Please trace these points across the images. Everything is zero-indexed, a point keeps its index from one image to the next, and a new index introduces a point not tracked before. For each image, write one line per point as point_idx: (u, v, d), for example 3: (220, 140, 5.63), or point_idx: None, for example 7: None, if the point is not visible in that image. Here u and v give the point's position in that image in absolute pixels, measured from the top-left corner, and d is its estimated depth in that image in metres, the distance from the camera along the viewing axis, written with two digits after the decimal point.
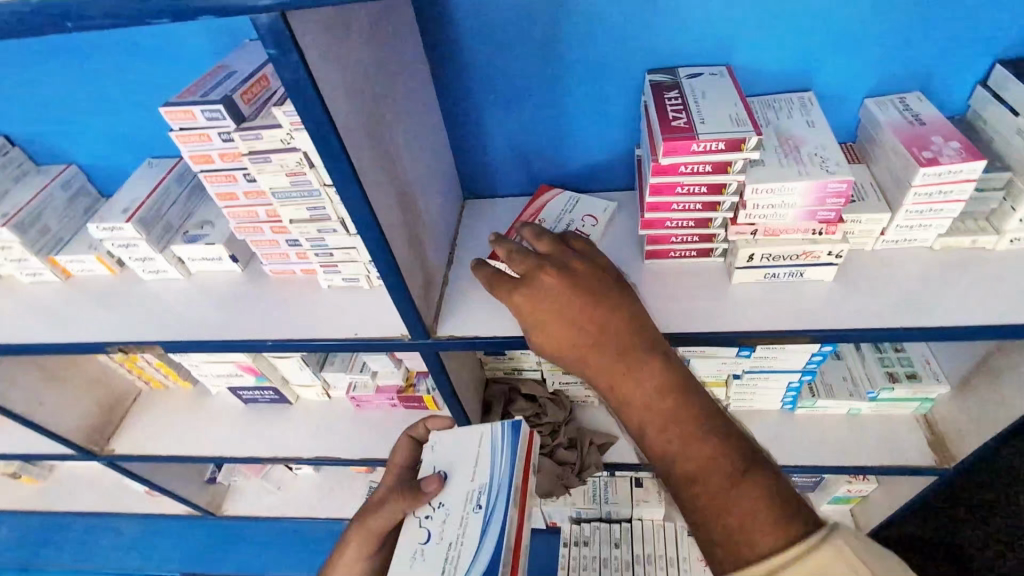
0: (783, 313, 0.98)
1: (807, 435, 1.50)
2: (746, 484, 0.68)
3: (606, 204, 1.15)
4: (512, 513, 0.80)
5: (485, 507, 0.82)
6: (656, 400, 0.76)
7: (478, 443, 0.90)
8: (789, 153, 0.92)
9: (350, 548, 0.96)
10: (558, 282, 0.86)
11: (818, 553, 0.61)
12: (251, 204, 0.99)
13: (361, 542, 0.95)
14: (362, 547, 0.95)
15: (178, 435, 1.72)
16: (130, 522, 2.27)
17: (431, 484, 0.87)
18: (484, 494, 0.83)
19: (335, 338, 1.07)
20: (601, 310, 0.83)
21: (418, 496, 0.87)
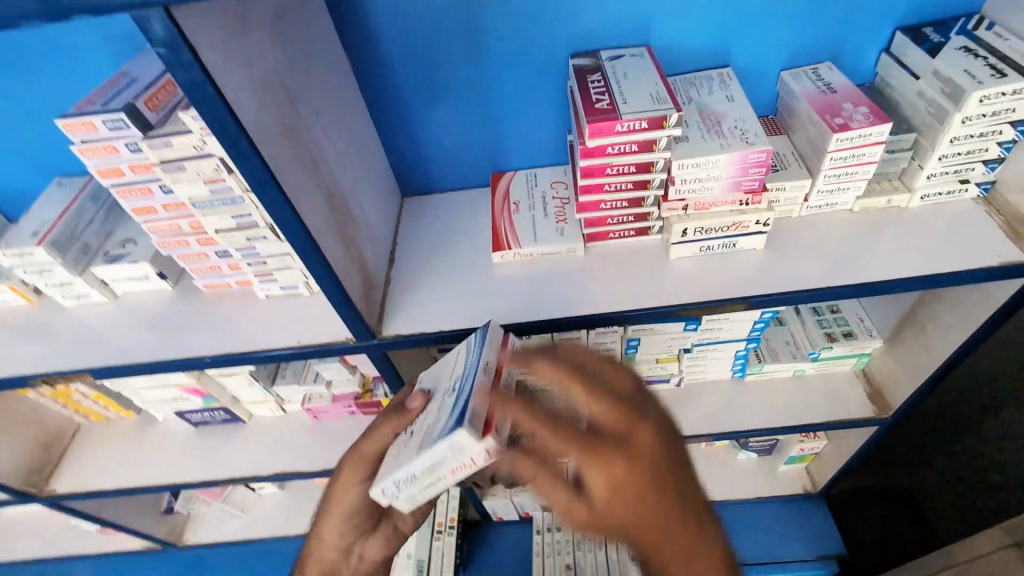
0: (720, 282, 1.01)
1: (758, 401, 1.55)
2: None
3: (562, 169, 1.22)
4: (477, 387, 0.79)
5: (456, 387, 0.83)
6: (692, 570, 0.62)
7: (458, 350, 0.94)
8: (711, 127, 0.94)
9: (349, 471, 1.01)
10: (597, 418, 0.66)
11: None
12: (172, 217, 0.94)
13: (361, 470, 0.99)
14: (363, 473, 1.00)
15: (124, 468, 1.63)
16: (83, 564, 2.14)
17: (416, 399, 0.91)
18: (458, 379, 0.86)
19: (277, 349, 1.03)
20: (660, 469, 0.63)
21: (403, 414, 0.93)
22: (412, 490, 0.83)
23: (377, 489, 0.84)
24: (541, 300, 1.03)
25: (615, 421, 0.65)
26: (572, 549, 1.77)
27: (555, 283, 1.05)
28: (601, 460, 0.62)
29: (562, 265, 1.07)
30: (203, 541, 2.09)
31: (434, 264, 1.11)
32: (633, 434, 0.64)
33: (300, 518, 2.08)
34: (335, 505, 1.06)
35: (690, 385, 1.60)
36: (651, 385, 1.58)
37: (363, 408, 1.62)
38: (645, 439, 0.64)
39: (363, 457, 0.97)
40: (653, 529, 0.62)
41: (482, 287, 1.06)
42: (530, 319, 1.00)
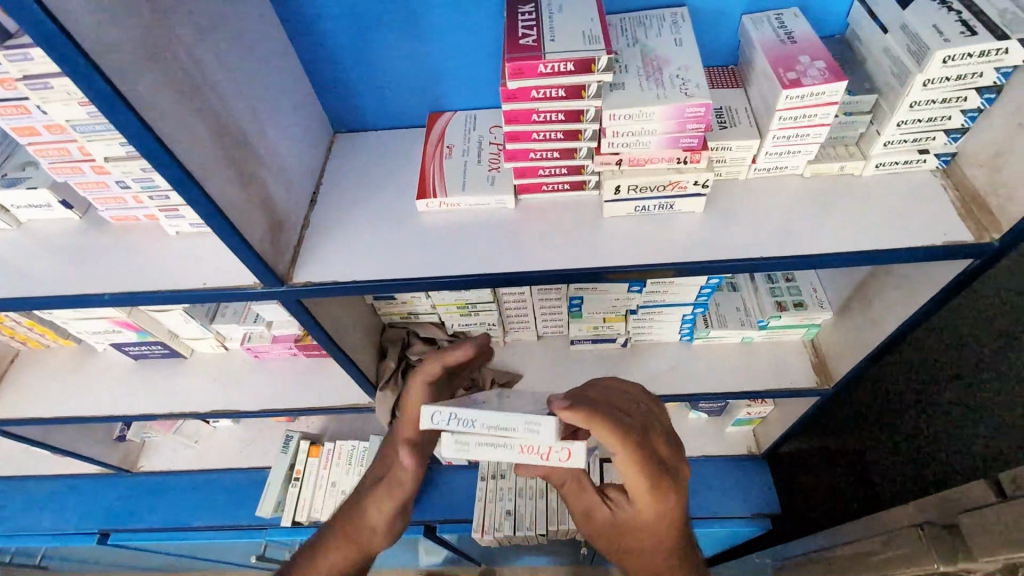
0: (651, 246, 0.95)
1: (703, 365, 1.53)
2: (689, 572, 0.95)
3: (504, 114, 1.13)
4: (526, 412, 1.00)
5: None
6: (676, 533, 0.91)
7: None
8: (651, 74, 0.85)
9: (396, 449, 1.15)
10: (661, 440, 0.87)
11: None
12: (58, 141, 0.86)
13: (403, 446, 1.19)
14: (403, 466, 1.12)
15: (62, 397, 1.61)
16: (37, 485, 2.16)
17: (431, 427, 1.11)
18: None
19: (181, 291, 0.97)
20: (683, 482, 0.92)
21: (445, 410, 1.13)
22: (469, 439, 0.76)
23: (428, 409, 0.76)
24: (463, 253, 0.97)
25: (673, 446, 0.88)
26: (513, 496, 1.81)
27: (480, 236, 0.99)
28: (674, 478, 0.86)
29: (490, 217, 1.01)
30: (157, 469, 2.12)
31: (358, 208, 1.05)
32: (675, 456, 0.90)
33: (253, 452, 2.10)
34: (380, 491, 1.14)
35: (637, 346, 1.57)
36: (597, 344, 1.55)
37: (305, 350, 1.59)
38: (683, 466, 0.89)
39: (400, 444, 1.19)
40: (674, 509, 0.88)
41: (403, 236, 1.00)
42: (449, 273, 0.94)
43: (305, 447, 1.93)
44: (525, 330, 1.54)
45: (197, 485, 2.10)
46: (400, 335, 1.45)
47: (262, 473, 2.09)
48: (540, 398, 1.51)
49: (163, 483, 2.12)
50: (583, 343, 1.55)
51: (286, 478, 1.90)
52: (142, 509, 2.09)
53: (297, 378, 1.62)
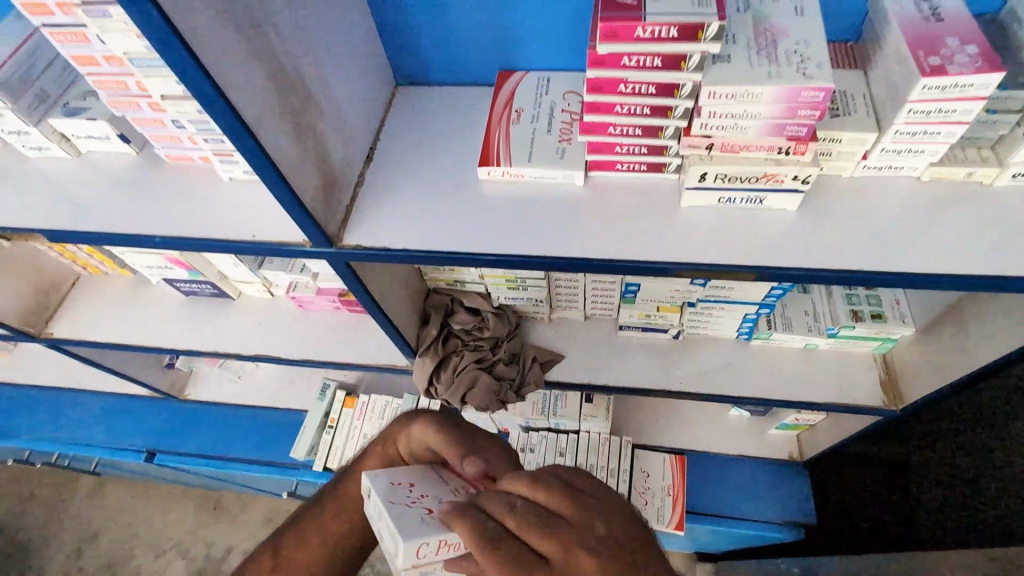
0: (732, 243, 0.85)
1: (759, 367, 1.43)
2: None
3: (582, 78, 1.03)
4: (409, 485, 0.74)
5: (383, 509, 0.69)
6: None
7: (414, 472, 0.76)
8: (764, 47, 0.74)
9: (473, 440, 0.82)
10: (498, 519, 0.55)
11: None
12: (116, 73, 0.83)
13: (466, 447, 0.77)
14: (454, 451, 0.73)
15: (115, 325, 1.67)
16: (95, 398, 2.30)
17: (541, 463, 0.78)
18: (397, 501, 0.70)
19: (231, 240, 0.94)
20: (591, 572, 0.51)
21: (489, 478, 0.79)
22: None
23: None
24: (522, 230, 0.90)
25: (586, 524, 0.54)
26: None
27: (541, 214, 0.91)
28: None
29: (553, 194, 0.93)
30: (202, 398, 2.21)
31: (414, 170, 0.98)
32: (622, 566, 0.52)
33: (291, 394, 2.16)
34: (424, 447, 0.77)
35: (689, 340, 1.48)
36: (646, 333, 1.47)
37: (348, 305, 1.58)
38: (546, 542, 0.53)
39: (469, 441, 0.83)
40: None
41: (458, 206, 0.94)
42: (505, 251, 0.88)
43: (341, 396, 1.97)
44: (573, 310, 1.48)
45: (238, 418, 2.18)
46: (444, 302, 1.41)
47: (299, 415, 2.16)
48: (580, 382, 1.45)
49: (206, 412, 2.21)
50: (632, 331, 1.47)
51: (321, 425, 1.95)
52: (186, 434, 2.19)
53: (339, 330, 1.62)
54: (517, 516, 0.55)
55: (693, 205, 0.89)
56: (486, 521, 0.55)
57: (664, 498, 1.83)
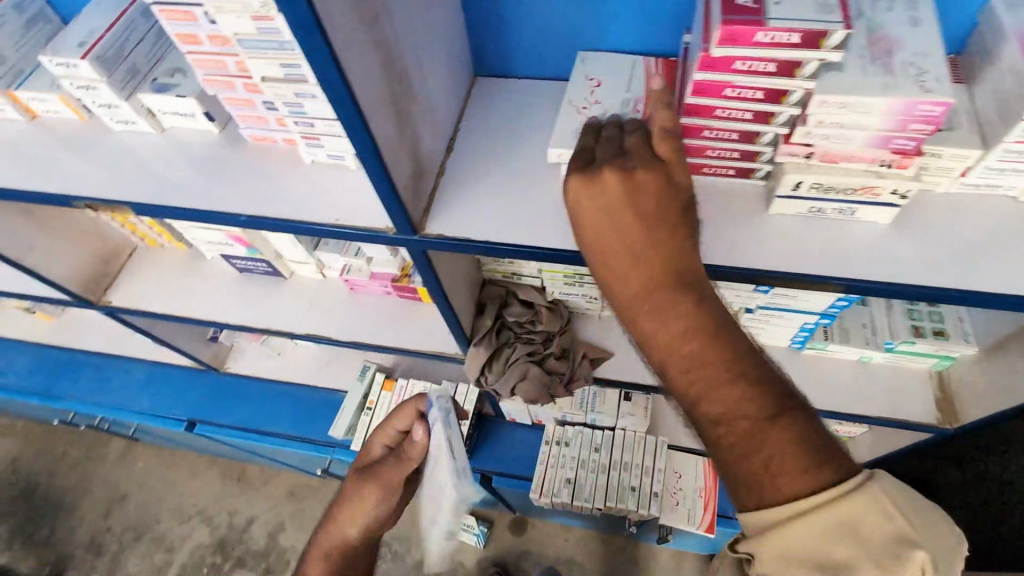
0: (819, 254, 0.85)
1: (810, 376, 1.42)
2: (779, 424, 0.61)
3: None
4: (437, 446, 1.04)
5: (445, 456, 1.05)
6: (678, 340, 0.66)
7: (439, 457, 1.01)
8: (878, 58, 0.72)
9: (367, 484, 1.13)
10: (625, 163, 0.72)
11: (858, 496, 0.58)
12: (217, 53, 0.84)
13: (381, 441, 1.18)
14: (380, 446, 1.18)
15: (169, 296, 1.70)
16: (138, 365, 2.36)
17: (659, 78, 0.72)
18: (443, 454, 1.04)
19: (314, 223, 0.95)
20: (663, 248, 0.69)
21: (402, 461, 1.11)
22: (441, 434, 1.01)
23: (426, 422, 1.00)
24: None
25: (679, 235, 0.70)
26: (575, 466, 1.83)
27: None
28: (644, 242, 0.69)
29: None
30: (241, 372, 2.25)
31: (495, 162, 0.99)
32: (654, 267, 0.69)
33: (329, 373, 2.20)
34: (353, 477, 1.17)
35: None
36: None
37: (399, 291, 1.61)
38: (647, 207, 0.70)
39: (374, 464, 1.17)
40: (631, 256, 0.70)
41: (538, 202, 0.94)
42: None
43: (380, 379, 2.01)
44: None
45: (275, 394, 2.23)
46: (499, 293, 1.41)
47: (336, 394, 2.20)
48: (626, 381, 1.47)
49: (246, 386, 2.26)
50: None
51: (359, 406, 1.99)
52: (225, 406, 2.25)
53: (388, 315, 1.64)
54: (600, 175, 0.71)
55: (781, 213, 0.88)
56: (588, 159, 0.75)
57: (697, 500, 1.83)
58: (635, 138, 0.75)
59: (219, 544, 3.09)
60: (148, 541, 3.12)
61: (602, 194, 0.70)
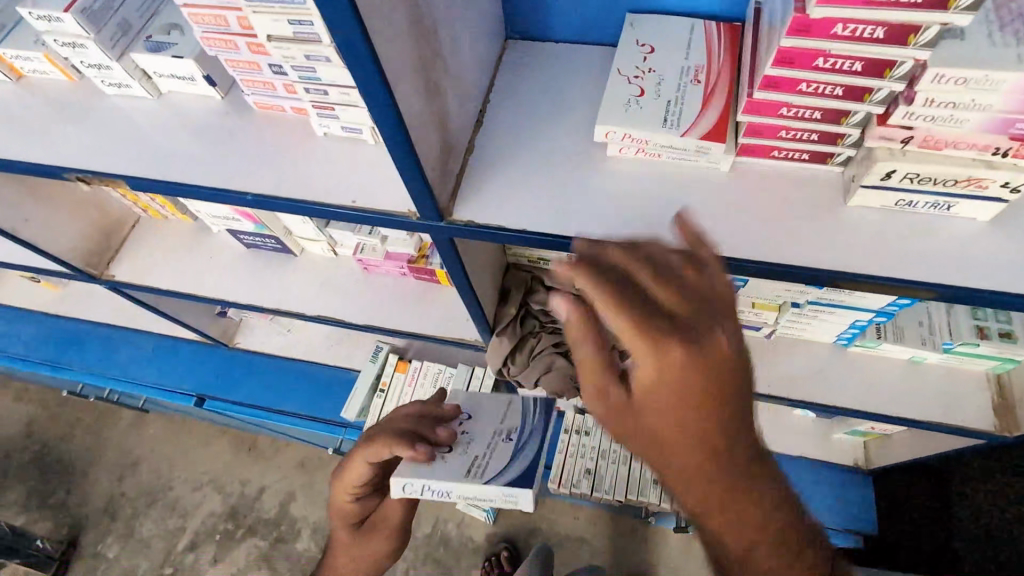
0: (905, 254, 0.74)
1: (856, 376, 1.32)
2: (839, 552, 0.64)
3: None
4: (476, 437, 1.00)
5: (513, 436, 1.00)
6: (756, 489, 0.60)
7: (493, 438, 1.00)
8: (1007, 25, 0.60)
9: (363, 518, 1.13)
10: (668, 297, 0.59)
11: None
12: (216, 7, 0.73)
13: (348, 500, 1.11)
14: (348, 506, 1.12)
15: (173, 272, 1.62)
16: (146, 338, 2.31)
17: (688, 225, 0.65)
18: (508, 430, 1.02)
19: (328, 205, 0.85)
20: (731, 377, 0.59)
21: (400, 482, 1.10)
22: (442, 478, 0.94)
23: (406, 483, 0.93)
24: (656, 219, 0.80)
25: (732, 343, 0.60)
26: (596, 457, 1.77)
27: (679, 203, 0.81)
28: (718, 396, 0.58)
29: (692, 182, 0.82)
30: (251, 348, 2.20)
31: (531, 139, 0.87)
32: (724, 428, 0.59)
33: (340, 351, 2.13)
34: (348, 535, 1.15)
35: (780, 340, 1.37)
36: None
37: (415, 272, 1.51)
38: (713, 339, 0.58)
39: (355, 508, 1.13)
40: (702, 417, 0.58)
41: (581, 186, 0.84)
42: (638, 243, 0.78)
43: (393, 360, 1.94)
44: None
45: (285, 371, 2.17)
46: (524, 279, 1.32)
47: (347, 372, 2.14)
48: None
49: (256, 362, 2.21)
50: None
51: (372, 388, 1.93)
52: (236, 382, 2.20)
53: (404, 298, 1.55)
54: (668, 348, 0.56)
55: (860, 205, 0.77)
56: (639, 315, 0.57)
57: None
58: (665, 265, 0.62)
59: (231, 512, 3.10)
60: (161, 507, 3.14)
61: (669, 360, 0.56)
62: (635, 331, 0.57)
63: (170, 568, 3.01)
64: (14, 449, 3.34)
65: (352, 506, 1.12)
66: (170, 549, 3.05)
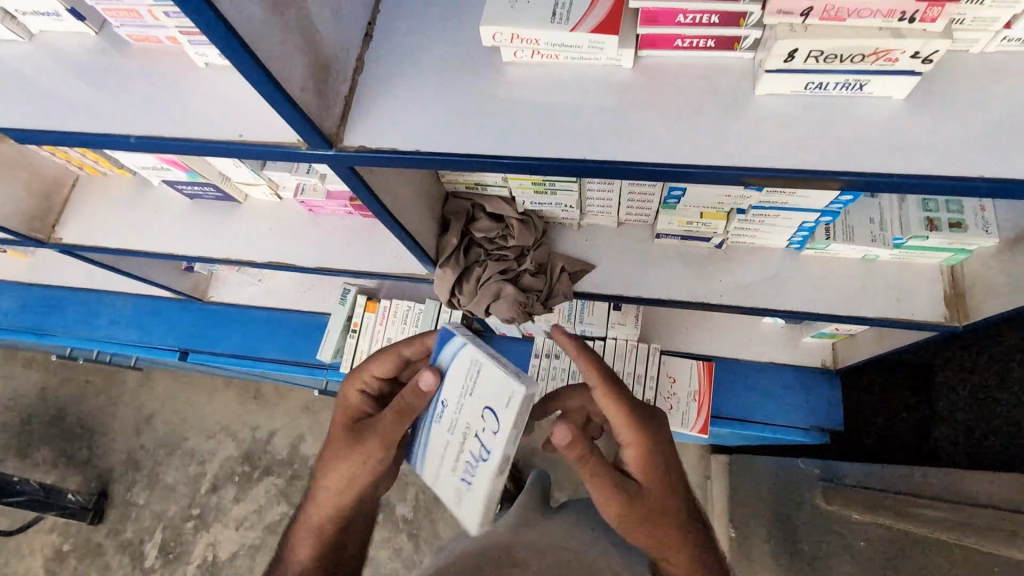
0: (818, 141, 0.69)
1: (809, 279, 1.30)
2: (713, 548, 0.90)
3: None
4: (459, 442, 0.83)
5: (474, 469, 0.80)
6: (669, 494, 0.89)
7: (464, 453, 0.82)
8: None
9: (361, 411, 1.03)
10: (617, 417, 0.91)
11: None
12: None
13: (357, 390, 1.05)
14: (360, 395, 1.04)
15: (120, 230, 1.60)
16: (123, 298, 2.34)
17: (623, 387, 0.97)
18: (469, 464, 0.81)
19: (214, 141, 0.81)
20: (660, 440, 0.91)
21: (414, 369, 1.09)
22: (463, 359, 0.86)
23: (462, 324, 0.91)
24: (554, 126, 0.75)
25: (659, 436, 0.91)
26: (566, 377, 1.81)
27: (578, 107, 0.76)
28: (655, 437, 0.91)
29: (592, 83, 0.77)
30: (226, 300, 2.23)
31: (425, 50, 0.81)
32: (658, 451, 0.90)
33: (313, 296, 2.16)
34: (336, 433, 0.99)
35: (733, 249, 1.35)
36: (685, 241, 1.33)
37: (359, 210, 1.48)
38: (649, 429, 0.90)
39: (355, 396, 1.04)
40: (645, 458, 0.89)
41: (476, 98, 0.78)
42: (537, 156, 0.74)
43: (362, 301, 1.94)
44: (605, 216, 1.34)
45: (262, 319, 2.20)
46: (463, 207, 1.27)
47: (322, 316, 2.16)
48: (611, 294, 1.34)
49: (232, 313, 2.23)
50: (669, 239, 1.33)
51: (344, 329, 1.95)
52: (214, 334, 2.23)
53: (352, 236, 1.52)
54: (648, 423, 0.91)
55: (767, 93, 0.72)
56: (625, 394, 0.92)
57: (691, 403, 1.82)
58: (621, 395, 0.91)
59: (246, 455, 3.26)
60: (180, 455, 3.30)
61: (626, 405, 0.91)
62: (627, 406, 0.90)
63: (198, 509, 3.20)
64: (32, 414, 3.48)
65: (357, 400, 1.04)
66: (195, 493, 3.24)
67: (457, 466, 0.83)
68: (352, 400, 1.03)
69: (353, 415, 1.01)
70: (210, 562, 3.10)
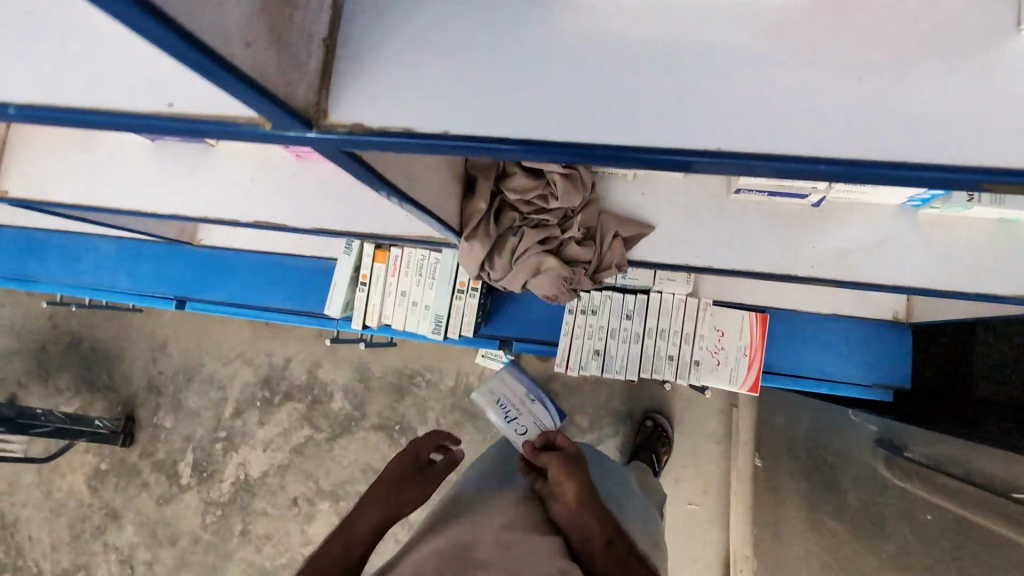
0: (984, 126, 0.51)
1: (929, 245, 1.03)
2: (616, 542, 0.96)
3: None
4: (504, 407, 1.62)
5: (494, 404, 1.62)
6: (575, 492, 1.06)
7: (501, 402, 1.63)
8: None
9: (414, 463, 1.16)
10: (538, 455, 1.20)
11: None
12: None
13: (422, 444, 1.20)
14: (419, 450, 1.19)
15: (74, 179, 1.33)
16: (105, 237, 2.12)
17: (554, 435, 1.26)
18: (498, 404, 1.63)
19: (133, 113, 0.54)
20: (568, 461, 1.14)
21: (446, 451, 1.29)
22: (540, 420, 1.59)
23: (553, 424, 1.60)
24: (621, 96, 0.54)
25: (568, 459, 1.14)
26: (604, 336, 1.63)
27: (653, 64, 0.54)
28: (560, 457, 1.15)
29: (677, 23, 0.54)
30: (218, 244, 2.02)
31: None
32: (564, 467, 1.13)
33: (314, 239, 1.94)
34: (397, 470, 1.12)
35: (830, 207, 1.07)
36: (772, 197, 1.05)
37: None
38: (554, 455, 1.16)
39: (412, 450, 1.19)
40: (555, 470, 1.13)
41: (511, 49, 0.54)
42: (662, 137, 0.53)
43: (369, 250, 1.71)
44: None
45: (262, 264, 1.99)
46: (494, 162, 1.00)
47: (326, 261, 1.95)
48: (674, 263, 1.10)
49: (228, 257, 2.02)
50: (751, 195, 1.04)
51: (353, 280, 1.73)
52: (210, 280, 2.03)
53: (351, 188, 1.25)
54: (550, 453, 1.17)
55: (902, 42, 0.53)
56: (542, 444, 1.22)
57: (741, 358, 1.60)
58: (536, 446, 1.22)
59: (265, 381, 3.20)
60: (199, 381, 3.27)
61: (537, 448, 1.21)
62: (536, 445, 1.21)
63: (224, 432, 3.20)
64: (46, 341, 3.42)
65: (415, 452, 1.18)
66: (219, 417, 3.23)
67: (501, 404, 1.63)
68: (412, 451, 1.18)
69: (411, 462, 1.15)
70: (242, 480, 3.13)
